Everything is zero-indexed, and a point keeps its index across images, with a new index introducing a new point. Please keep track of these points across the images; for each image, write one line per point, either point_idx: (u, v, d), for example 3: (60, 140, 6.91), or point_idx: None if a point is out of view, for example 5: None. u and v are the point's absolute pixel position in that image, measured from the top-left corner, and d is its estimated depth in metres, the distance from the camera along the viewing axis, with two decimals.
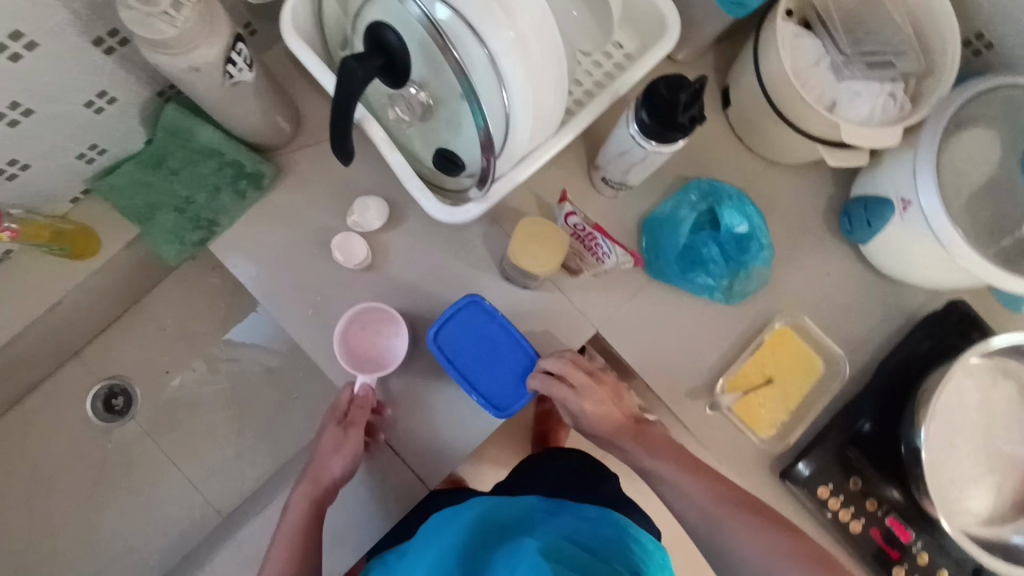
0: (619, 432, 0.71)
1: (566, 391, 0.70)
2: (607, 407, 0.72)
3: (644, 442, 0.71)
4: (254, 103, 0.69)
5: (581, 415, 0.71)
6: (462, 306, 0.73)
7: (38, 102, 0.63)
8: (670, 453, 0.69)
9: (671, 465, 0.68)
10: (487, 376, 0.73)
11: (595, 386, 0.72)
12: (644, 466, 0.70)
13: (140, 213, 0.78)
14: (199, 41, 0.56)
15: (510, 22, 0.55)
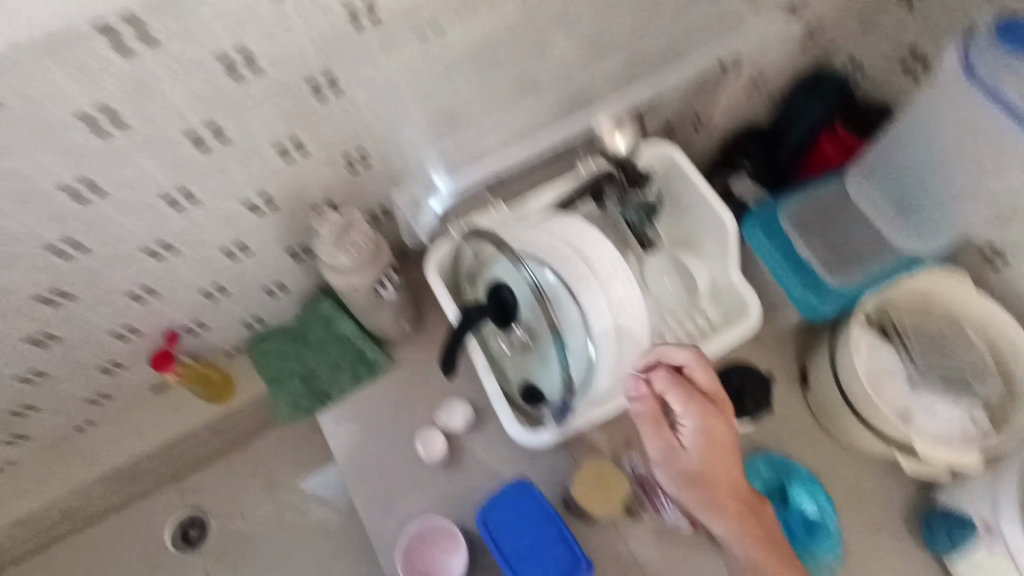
0: (728, 503, 0.58)
1: (689, 419, 0.59)
2: (728, 462, 0.58)
3: (750, 519, 0.59)
4: (390, 312, 0.84)
5: (696, 457, 0.58)
6: (511, 491, 0.78)
7: (235, 287, 0.81)
8: (767, 544, 0.58)
9: (758, 554, 0.58)
10: (528, 560, 0.74)
11: (726, 435, 0.59)
12: (736, 543, 0.59)
13: (274, 374, 0.93)
14: (363, 268, 0.72)
15: (603, 293, 0.69)
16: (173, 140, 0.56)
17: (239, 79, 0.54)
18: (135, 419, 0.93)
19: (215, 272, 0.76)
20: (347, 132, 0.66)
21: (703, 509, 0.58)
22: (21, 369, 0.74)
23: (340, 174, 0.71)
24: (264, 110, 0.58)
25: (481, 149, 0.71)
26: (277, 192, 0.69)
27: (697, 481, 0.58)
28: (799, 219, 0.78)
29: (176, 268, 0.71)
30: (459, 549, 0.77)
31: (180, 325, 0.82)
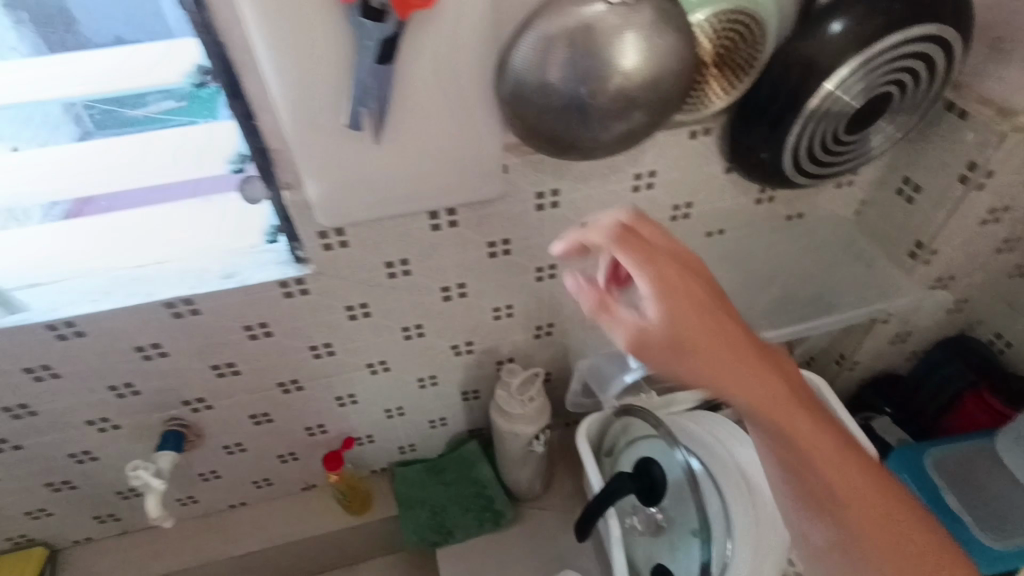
0: (745, 356, 0.47)
1: (648, 253, 0.48)
2: (696, 289, 0.47)
3: (766, 376, 0.48)
4: (532, 466, 0.92)
5: (673, 291, 0.46)
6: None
7: (410, 412, 0.94)
8: (808, 429, 0.49)
9: (803, 448, 0.49)
10: None
11: (693, 261, 0.49)
12: (776, 423, 0.48)
13: (407, 500, 1.00)
14: (527, 421, 0.83)
15: (751, 499, 0.74)
16: (431, 291, 0.74)
17: (494, 257, 0.73)
18: (279, 512, 1.03)
19: (403, 394, 0.90)
20: (547, 309, 0.82)
21: (717, 386, 0.46)
22: (229, 441, 0.88)
23: (528, 340, 0.86)
24: (499, 280, 0.76)
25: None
26: (477, 342, 0.85)
27: (697, 350, 0.45)
28: (947, 470, 0.80)
29: (380, 385, 0.87)
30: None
31: (356, 433, 0.96)
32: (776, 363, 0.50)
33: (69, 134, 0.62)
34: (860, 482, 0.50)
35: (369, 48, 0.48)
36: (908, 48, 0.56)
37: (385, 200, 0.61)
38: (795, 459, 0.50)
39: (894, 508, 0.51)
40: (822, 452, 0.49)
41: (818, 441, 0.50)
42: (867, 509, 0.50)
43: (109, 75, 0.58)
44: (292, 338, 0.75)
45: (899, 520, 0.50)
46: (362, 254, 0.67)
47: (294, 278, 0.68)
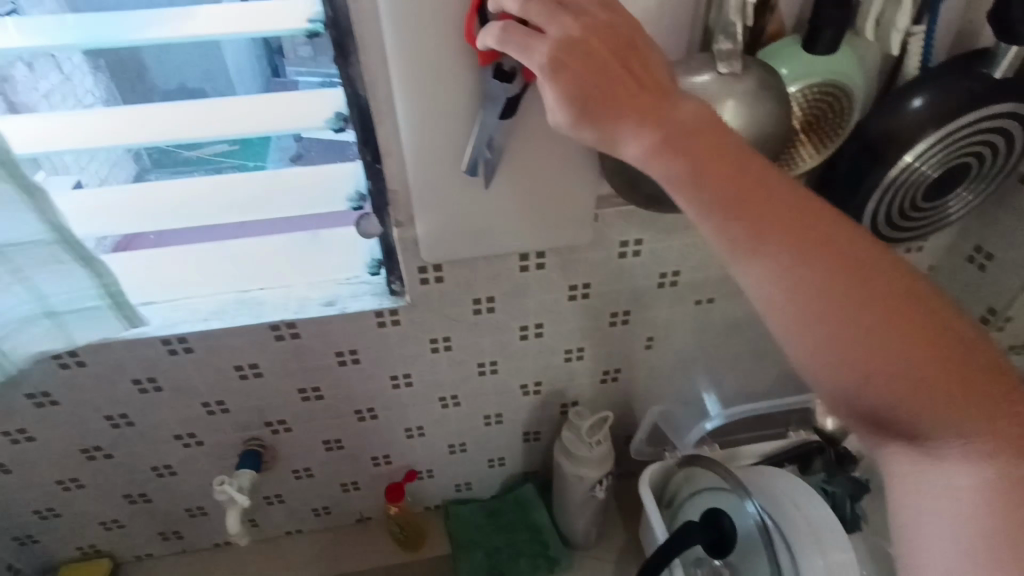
0: (668, 119, 0.43)
1: (557, 20, 0.43)
2: (599, 68, 0.43)
3: (717, 161, 0.43)
4: (590, 512, 0.93)
5: (581, 56, 0.43)
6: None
7: (472, 448, 0.96)
8: (749, 175, 0.43)
9: (748, 206, 0.43)
10: None
11: (611, 26, 0.44)
12: (704, 201, 0.43)
13: (461, 539, 1.01)
14: (592, 465, 0.85)
15: (822, 556, 0.73)
16: (511, 330, 0.78)
17: (573, 301, 0.76)
18: (333, 543, 1.04)
19: (468, 430, 0.92)
20: (616, 354, 0.85)
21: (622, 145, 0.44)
22: (299, 465, 0.92)
23: (594, 384, 0.89)
24: (574, 323, 0.79)
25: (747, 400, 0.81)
26: (545, 383, 0.87)
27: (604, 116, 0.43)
28: None
29: (448, 419, 0.90)
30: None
31: (418, 467, 0.98)
32: (716, 132, 0.43)
33: (127, 173, 0.70)
34: (856, 253, 0.43)
35: (494, 107, 0.54)
36: (983, 123, 0.59)
37: (485, 242, 0.66)
38: (740, 242, 0.43)
39: (907, 294, 0.43)
40: (767, 215, 0.42)
41: (761, 216, 0.42)
42: (823, 266, 0.42)
43: (243, 117, 0.60)
44: (377, 367, 0.79)
45: (871, 279, 0.43)
46: (454, 291, 0.72)
47: (389, 309, 0.72)
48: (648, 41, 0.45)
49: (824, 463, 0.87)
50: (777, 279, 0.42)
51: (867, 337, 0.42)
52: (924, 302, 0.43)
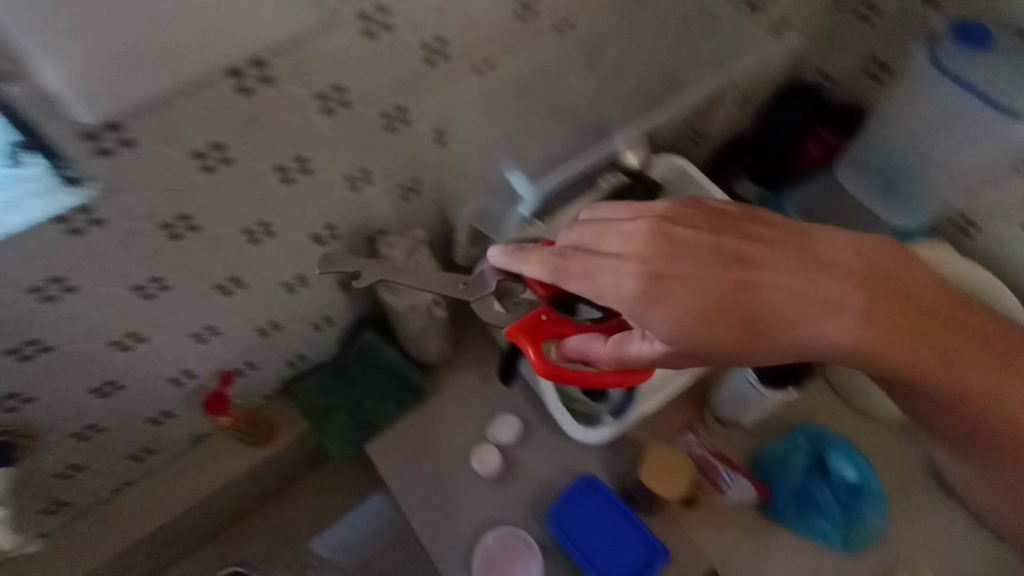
0: (751, 290, 0.50)
1: (623, 245, 0.51)
2: (643, 243, 0.50)
3: (839, 316, 0.52)
4: (437, 332, 0.88)
5: (655, 276, 0.50)
6: (579, 488, 0.80)
7: (287, 322, 0.83)
8: (951, 318, 0.58)
9: (872, 343, 0.54)
10: (607, 555, 0.77)
11: (664, 225, 0.51)
12: (857, 336, 0.53)
13: (318, 410, 0.94)
14: (423, 290, 0.77)
15: None
16: (268, 177, 0.61)
17: (331, 114, 0.59)
18: (178, 474, 0.91)
19: (272, 305, 0.78)
20: (406, 161, 0.72)
21: (671, 271, 0.50)
22: (78, 425, 0.72)
23: (396, 203, 0.77)
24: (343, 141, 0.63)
25: (548, 163, 0.79)
26: (341, 222, 0.73)
27: (668, 285, 0.50)
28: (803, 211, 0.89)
29: (243, 303, 0.74)
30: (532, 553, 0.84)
31: (234, 365, 0.83)
32: (877, 308, 0.53)
33: None
34: (943, 327, 0.57)
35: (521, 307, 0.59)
36: None
37: (170, 74, 0.45)
38: (885, 330, 0.54)
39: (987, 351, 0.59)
40: (843, 288, 0.52)
41: (888, 353, 0.55)
42: (942, 366, 0.58)
43: None
44: (110, 283, 0.59)
45: (944, 362, 0.58)
46: (159, 150, 0.51)
47: (69, 204, 0.49)
48: (666, 204, 0.53)
49: None
50: (849, 332, 0.53)
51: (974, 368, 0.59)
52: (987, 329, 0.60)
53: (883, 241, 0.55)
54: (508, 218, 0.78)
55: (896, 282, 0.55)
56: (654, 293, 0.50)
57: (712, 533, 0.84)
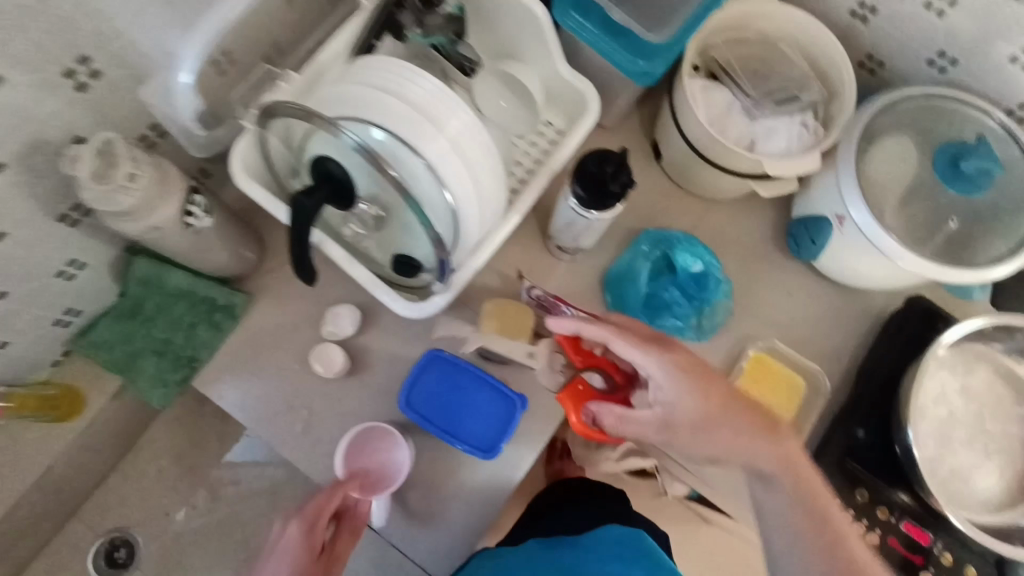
0: (710, 398, 0.65)
1: (638, 325, 0.69)
2: (694, 367, 0.66)
3: (763, 442, 0.65)
4: (218, 241, 0.72)
5: (681, 368, 0.65)
6: (427, 362, 0.75)
7: (14, 282, 0.66)
8: (829, 525, 0.63)
9: (800, 472, 0.64)
10: (464, 421, 0.74)
11: (683, 351, 0.67)
12: (785, 467, 0.64)
13: (121, 362, 0.80)
14: (158, 203, 0.60)
15: (440, 133, 0.65)
16: None
17: None
18: None
19: None
20: (47, 39, 0.52)
21: (681, 369, 0.65)
22: None
23: (70, 99, 0.57)
24: None
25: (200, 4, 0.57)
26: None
27: (697, 370, 0.66)
28: None
29: None
30: (400, 443, 0.78)
31: None
32: (806, 471, 0.65)
33: None
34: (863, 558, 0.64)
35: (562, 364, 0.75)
36: None
37: None
38: (812, 541, 0.63)
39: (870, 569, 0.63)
40: (781, 443, 0.66)
41: (837, 521, 0.64)
42: None
43: None
44: None
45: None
46: None
47: None
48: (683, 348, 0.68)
49: (413, 15, 0.74)
50: (778, 497, 0.65)
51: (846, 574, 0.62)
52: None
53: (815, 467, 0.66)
54: (179, 93, 0.60)
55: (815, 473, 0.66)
56: (670, 369, 0.65)
57: None
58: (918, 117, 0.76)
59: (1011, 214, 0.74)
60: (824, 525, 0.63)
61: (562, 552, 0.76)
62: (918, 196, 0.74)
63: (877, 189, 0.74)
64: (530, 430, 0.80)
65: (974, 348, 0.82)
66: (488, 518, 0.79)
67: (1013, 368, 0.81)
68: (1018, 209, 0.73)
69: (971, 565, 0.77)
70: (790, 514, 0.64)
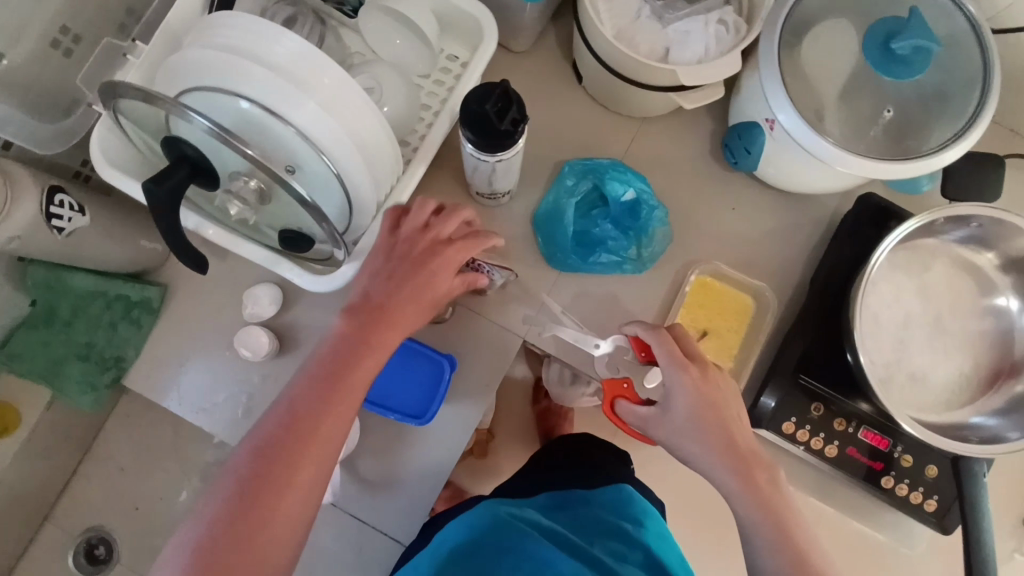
0: (708, 396, 0.64)
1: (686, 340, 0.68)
2: (714, 395, 0.64)
3: (753, 466, 0.63)
4: (103, 236, 0.68)
5: (701, 382, 0.64)
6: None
7: None
8: (789, 536, 0.59)
9: (769, 497, 0.61)
10: (397, 392, 0.75)
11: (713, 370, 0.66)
12: (756, 488, 0.62)
13: (47, 369, 0.78)
14: (9, 208, 0.57)
15: (308, 95, 0.57)
16: None
17: None
18: None
19: None
20: None
21: (693, 386, 0.64)
22: None
23: None
24: None
25: None
26: None
27: (713, 387, 0.64)
28: None
29: None
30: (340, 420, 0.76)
31: None
32: (776, 492, 0.62)
33: None
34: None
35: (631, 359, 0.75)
36: None
37: None
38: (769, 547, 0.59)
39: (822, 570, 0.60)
40: (766, 476, 0.63)
41: (803, 538, 0.61)
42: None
43: None
44: None
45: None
46: None
47: None
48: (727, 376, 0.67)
49: None
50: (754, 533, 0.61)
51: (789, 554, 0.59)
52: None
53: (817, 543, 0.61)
54: None
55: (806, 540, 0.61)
56: (684, 386, 0.64)
57: (508, 312, 0.78)
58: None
59: (955, 92, 0.66)
60: (747, 472, 0.62)
61: (571, 513, 0.72)
62: (855, 86, 0.67)
63: (801, 83, 0.67)
64: (469, 388, 0.77)
65: (929, 242, 0.76)
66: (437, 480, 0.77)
67: (973, 259, 0.76)
68: (963, 89, 0.66)
69: (934, 466, 0.76)
70: (752, 522, 0.61)
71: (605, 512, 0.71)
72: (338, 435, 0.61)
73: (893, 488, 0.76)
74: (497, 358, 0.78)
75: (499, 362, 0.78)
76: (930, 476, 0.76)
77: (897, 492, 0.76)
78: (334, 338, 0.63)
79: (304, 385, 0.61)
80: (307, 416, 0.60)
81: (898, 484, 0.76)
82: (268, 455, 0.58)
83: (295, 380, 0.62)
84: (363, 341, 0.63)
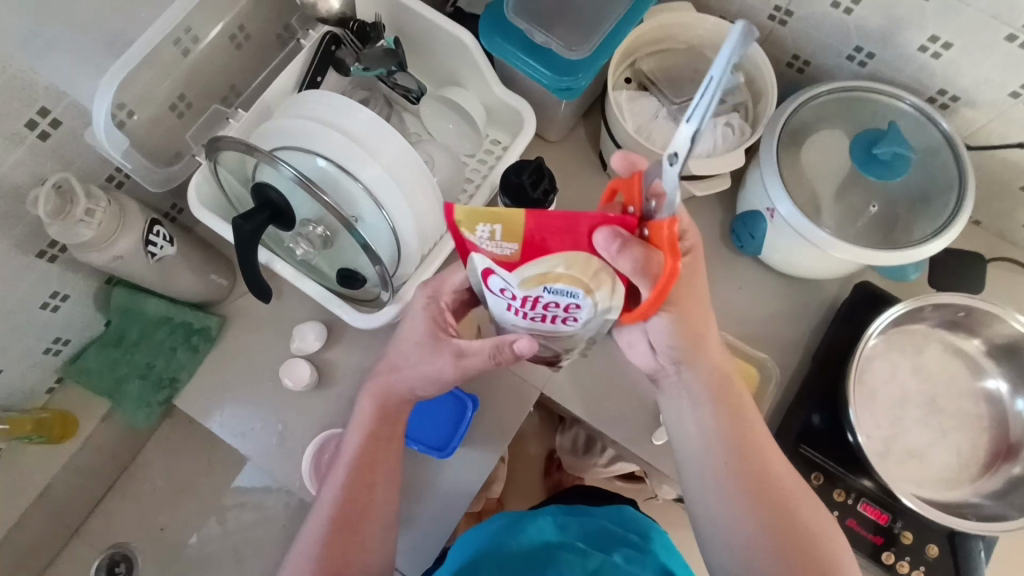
0: (692, 295, 0.61)
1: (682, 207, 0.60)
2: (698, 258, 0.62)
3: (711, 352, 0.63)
4: (182, 267, 0.79)
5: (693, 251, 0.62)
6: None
7: None
8: (758, 463, 0.60)
9: (735, 408, 0.62)
10: (420, 422, 0.82)
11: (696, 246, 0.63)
12: (716, 390, 0.62)
13: (109, 386, 0.87)
14: (117, 235, 0.68)
15: (375, 160, 0.69)
16: None
17: None
18: None
19: None
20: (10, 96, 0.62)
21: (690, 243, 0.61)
22: None
23: (34, 146, 0.67)
24: None
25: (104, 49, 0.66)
26: None
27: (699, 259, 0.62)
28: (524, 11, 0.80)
29: None
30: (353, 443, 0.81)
31: None
32: (743, 414, 0.63)
33: None
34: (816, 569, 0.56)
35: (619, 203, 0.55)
36: None
37: None
38: (731, 459, 0.60)
39: (791, 511, 0.58)
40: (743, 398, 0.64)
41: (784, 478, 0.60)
42: (779, 558, 0.56)
43: None
44: None
45: (793, 516, 0.58)
46: None
47: None
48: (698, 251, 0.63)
49: (351, 51, 0.81)
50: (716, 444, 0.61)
51: (767, 513, 0.58)
52: (815, 542, 0.57)
53: (803, 507, 0.59)
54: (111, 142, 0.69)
55: (786, 487, 0.60)
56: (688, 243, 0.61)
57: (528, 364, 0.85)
58: (836, 108, 0.79)
59: (935, 196, 0.76)
60: (717, 391, 0.62)
61: (579, 523, 0.77)
62: (848, 185, 0.76)
63: (798, 178, 0.77)
64: (486, 432, 0.83)
65: (922, 328, 0.82)
66: (452, 518, 0.81)
67: (962, 346, 0.81)
68: (943, 192, 0.75)
69: (935, 545, 0.76)
70: (715, 435, 0.61)
71: (612, 525, 0.77)
72: (358, 548, 0.63)
73: (894, 564, 0.76)
74: (514, 406, 0.84)
75: (516, 410, 0.84)
76: (931, 555, 0.76)
77: (898, 569, 0.76)
78: (356, 427, 0.68)
79: (339, 486, 0.65)
80: (328, 539, 0.63)
81: (899, 561, 0.76)
82: (320, 559, 0.62)
83: (331, 481, 0.66)
84: (396, 413, 0.69)
